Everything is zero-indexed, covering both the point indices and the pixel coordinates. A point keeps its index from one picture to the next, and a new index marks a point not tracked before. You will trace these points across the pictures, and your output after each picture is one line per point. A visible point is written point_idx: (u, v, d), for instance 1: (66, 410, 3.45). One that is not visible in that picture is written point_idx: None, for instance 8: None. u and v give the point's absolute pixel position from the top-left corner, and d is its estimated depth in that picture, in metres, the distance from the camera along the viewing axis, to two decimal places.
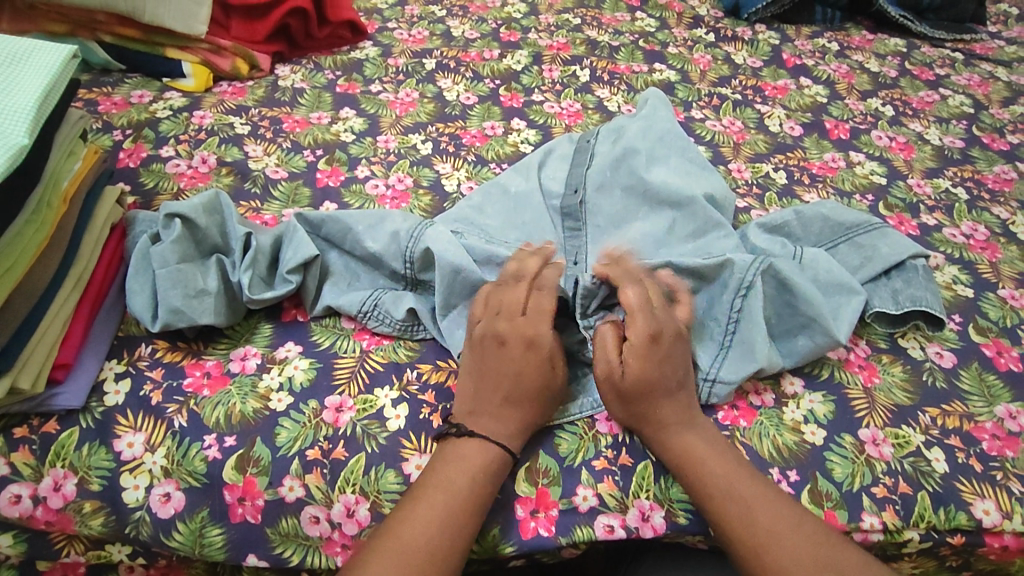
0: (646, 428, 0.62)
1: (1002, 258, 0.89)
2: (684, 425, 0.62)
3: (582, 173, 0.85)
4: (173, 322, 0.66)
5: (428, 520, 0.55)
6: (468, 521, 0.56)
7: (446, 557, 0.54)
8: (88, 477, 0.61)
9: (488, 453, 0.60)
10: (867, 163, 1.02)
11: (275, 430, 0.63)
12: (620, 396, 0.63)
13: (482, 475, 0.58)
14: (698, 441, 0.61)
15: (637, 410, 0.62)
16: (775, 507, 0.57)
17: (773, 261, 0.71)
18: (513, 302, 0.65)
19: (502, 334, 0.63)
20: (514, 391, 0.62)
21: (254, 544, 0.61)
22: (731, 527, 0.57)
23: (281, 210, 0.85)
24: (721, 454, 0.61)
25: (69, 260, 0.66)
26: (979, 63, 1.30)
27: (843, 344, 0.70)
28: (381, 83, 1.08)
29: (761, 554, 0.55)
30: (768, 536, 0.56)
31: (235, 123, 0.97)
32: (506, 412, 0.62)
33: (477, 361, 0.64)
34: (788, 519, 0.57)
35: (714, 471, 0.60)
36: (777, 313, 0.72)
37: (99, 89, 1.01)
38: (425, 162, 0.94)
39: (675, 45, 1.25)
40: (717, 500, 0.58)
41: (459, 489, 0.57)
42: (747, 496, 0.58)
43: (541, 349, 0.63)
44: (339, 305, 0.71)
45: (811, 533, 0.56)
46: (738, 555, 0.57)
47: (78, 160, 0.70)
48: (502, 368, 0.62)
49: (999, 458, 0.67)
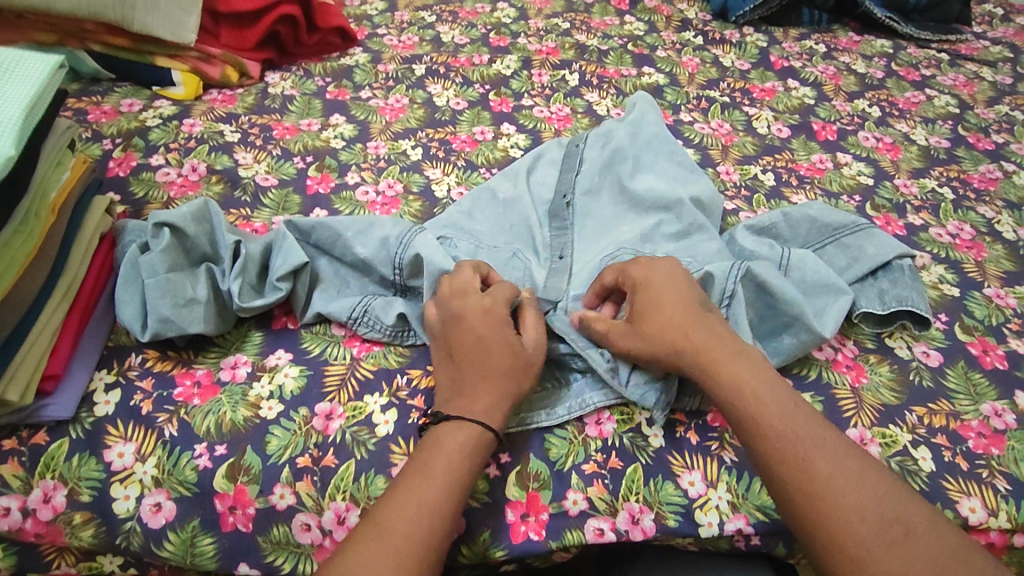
0: (693, 362, 0.62)
1: (987, 257, 0.90)
2: (735, 360, 0.61)
3: (571, 177, 0.86)
4: (163, 331, 0.66)
5: (406, 507, 0.54)
6: (445, 507, 0.55)
7: (425, 544, 0.53)
8: (78, 488, 0.61)
9: (460, 431, 0.59)
10: (854, 164, 1.03)
11: (266, 438, 0.63)
12: (652, 334, 0.64)
13: (459, 459, 0.57)
14: (754, 378, 0.60)
15: (675, 344, 0.63)
16: (837, 455, 0.56)
17: (749, 266, 0.71)
18: (462, 284, 0.67)
19: (460, 316, 0.65)
20: (481, 364, 0.62)
21: (245, 552, 0.61)
22: (786, 468, 0.56)
23: (270, 217, 0.86)
24: (780, 395, 0.59)
25: (58, 270, 0.66)
26: (965, 63, 1.31)
27: (828, 339, 0.70)
28: (371, 89, 1.08)
29: (819, 498, 0.54)
30: (827, 483, 0.54)
31: (225, 131, 0.97)
32: (478, 385, 0.61)
33: (444, 350, 0.65)
34: (851, 467, 0.55)
35: (772, 411, 0.58)
36: (759, 314, 0.73)
37: (88, 98, 1.01)
38: (415, 168, 0.95)
39: (664, 49, 1.26)
40: (776, 440, 0.57)
41: (434, 474, 0.56)
42: (807, 439, 0.56)
43: (499, 319, 0.64)
44: (329, 311, 0.71)
45: (872, 487, 0.54)
46: (792, 499, 0.55)
47: (66, 170, 0.71)
48: (466, 345, 0.63)
49: (984, 456, 0.67)
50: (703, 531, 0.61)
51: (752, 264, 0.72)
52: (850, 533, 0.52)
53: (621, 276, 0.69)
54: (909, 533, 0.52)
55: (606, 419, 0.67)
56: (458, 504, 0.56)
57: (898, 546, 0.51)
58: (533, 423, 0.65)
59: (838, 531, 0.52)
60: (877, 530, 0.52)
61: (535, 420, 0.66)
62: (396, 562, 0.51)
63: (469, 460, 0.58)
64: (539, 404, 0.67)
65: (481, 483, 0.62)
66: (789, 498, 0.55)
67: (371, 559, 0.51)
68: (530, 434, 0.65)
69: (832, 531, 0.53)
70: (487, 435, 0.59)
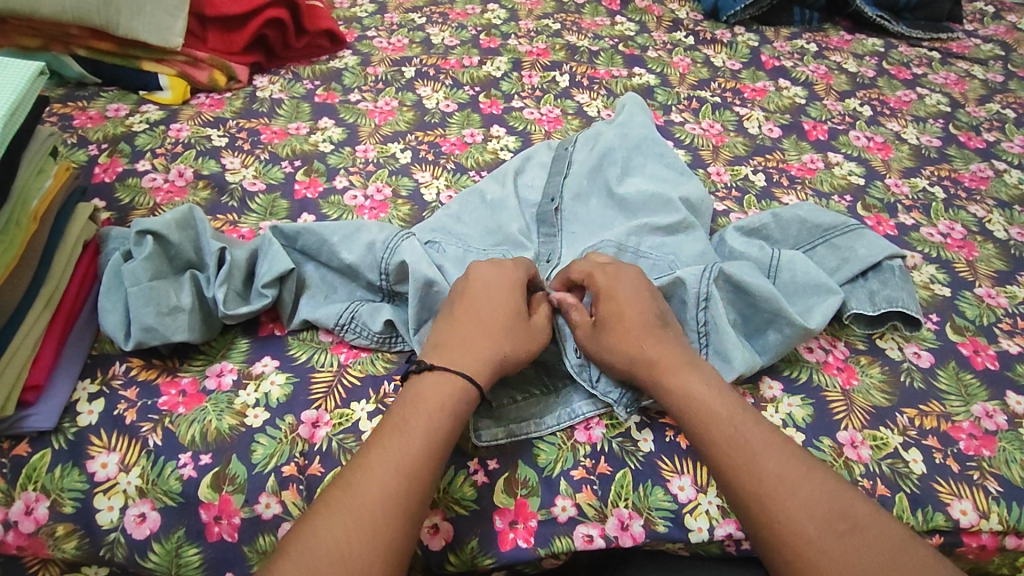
0: (646, 374, 0.63)
1: (978, 256, 0.90)
2: (687, 368, 0.62)
3: (559, 181, 0.85)
4: (146, 340, 0.65)
5: (380, 470, 0.53)
6: (421, 470, 0.54)
7: (400, 507, 0.52)
8: (60, 499, 0.60)
9: (448, 384, 0.60)
10: (845, 164, 1.03)
11: (251, 446, 0.63)
12: (612, 347, 0.64)
13: (437, 419, 0.57)
14: (703, 385, 0.61)
15: (630, 354, 0.64)
16: (785, 456, 0.56)
17: (722, 266, 0.72)
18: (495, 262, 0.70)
19: (480, 283, 0.67)
20: (485, 316, 0.65)
21: (230, 563, 0.60)
22: (735, 473, 0.56)
23: (258, 223, 0.85)
24: (729, 402, 0.60)
25: (40, 279, 0.66)
26: (956, 61, 1.31)
27: (814, 332, 0.70)
28: (360, 92, 1.08)
29: (768, 501, 0.54)
30: (776, 485, 0.54)
31: (213, 135, 0.97)
32: (475, 333, 0.63)
33: (453, 310, 0.66)
34: (799, 467, 0.56)
35: (720, 417, 0.59)
36: (741, 313, 0.72)
37: (74, 103, 1.00)
38: (404, 171, 0.94)
39: (654, 49, 1.25)
40: (725, 446, 0.57)
41: (413, 436, 0.55)
42: (755, 443, 0.57)
43: (515, 284, 0.68)
44: (316, 318, 0.70)
45: (820, 485, 0.55)
46: (743, 503, 0.55)
47: (48, 177, 0.70)
48: (474, 296, 0.66)
49: (976, 458, 0.67)
50: (693, 536, 0.61)
51: (724, 265, 0.72)
52: (800, 534, 0.52)
53: (588, 281, 0.69)
54: (856, 529, 0.52)
55: (595, 424, 0.67)
56: (435, 467, 0.55)
57: (845, 543, 0.52)
58: (521, 434, 0.65)
59: (788, 533, 0.52)
60: (825, 529, 0.52)
61: (524, 430, 0.65)
62: (368, 526, 0.50)
63: (448, 419, 0.58)
64: (527, 413, 0.66)
65: (468, 490, 0.62)
66: (741, 504, 0.55)
67: (343, 525, 0.50)
68: (518, 441, 0.65)
69: (782, 533, 0.53)
70: (471, 390, 0.60)
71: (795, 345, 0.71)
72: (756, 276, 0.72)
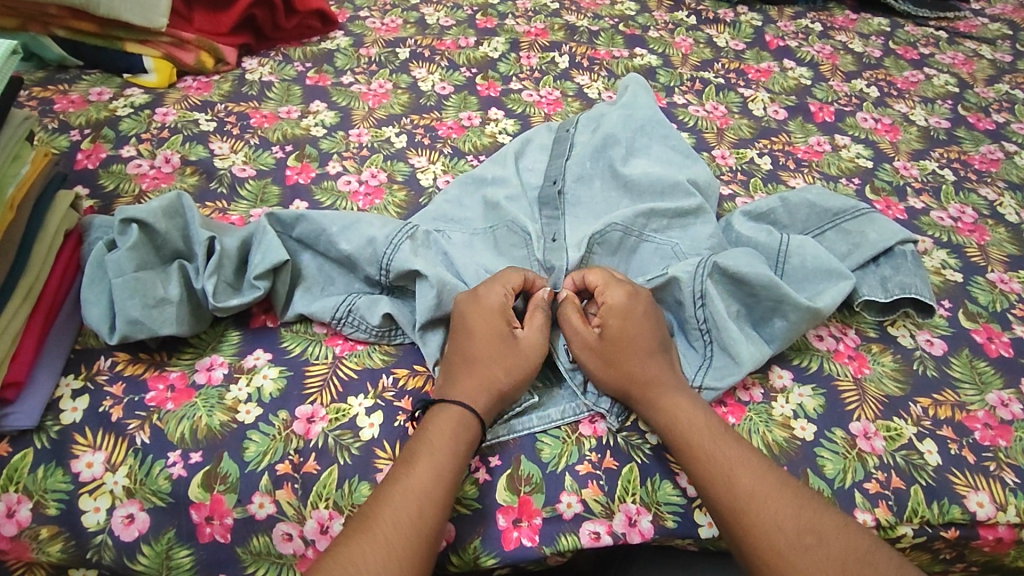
0: (639, 393, 0.62)
1: (990, 240, 0.87)
2: (676, 389, 0.62)
3: (562, 163, 0.82)
4: (133, 333, 0.62)
5: (393, 498, 0.53)
6: (436, 490, 0.54)
7: (416, 528, 0.52)
8: (43, 501, 0.57)
9: (440, 414, 0.59)
10: (853, 146, 1.00)
11: (243, 444, 0.60)
12: (612, 363, 0.63)
13: (445, 440, 0.57)
14: (688, 404, 0.61)
15: (623, 370, 0.62)
16: (759, 472, 0.56)
17: (717, 259, 0.69)
18: (486, 297, 0.65)
19: (475, 324, 0.64)
20: (465, 347, 0.63)
21: (224, 563, 0.58)
22: (714, 488, 0.56)
23: (248, 210, 0.82)
24: (710, 420, 0.60)
25: (18, 271, 0.63)
26: (963, 41, 1.28)
27: (822, 315, 0.68)
28: (352, 74, 1.04)
29: (744, 516, 0.54)
30: (750, 499, 0.55)
31: (200, 119, 0.93)
32: (460, 368, 0.63)
33: (457, 353, 0.64)
34: (771, 483, 0.55)
35: (700, 434, 0.59)
36: (743, 305, 0.70)
37: (54, 87, 0.96)
38: (399, 156, 0.91)
39: (656, 29, 1.22)
40: (705, 462, 0.57)
41: (422, 478, 0.54)
42: (731, 460, 0.57)
43: (507, 319, 0.64)
44: (311, 312, 0.68)
45: (791, 503, 0.54)
46: (721, 518, 0.55)
47: (25, 164, 0.67)
48: (454, 328, 0.65)
49: (992, 448, 0.65)
50: (703, 531, 0.59)
51: (720, 258, 0.69)
52: (773, 548, 0.52)
53: (598, 293, 0.66)
54: (824, 542, 0.52)
55: (599, 417, 0.64)
56: (449, 487, 0.55)
57: (813, 556, 0.52)
58: (523, 430, 0.63)
59: (761, 545, 0.53)
60: (793, 541, 0.52)
61: (526, 426, 0.63)
62: (385, 550, 0.50)
63: (455, 441, 0.57)
64: (528, 408, 0.64)
65: (470, 488, 0.60)
66: (719, 518, 0.56)
67: (360, 550, 0.50)
68: (520, 436, 0.63)
69: (755, 546, 0.53)
70: (468, 416, 0.59)
71: (803, 330, 0.69)
72: (754, 264, 0.69)
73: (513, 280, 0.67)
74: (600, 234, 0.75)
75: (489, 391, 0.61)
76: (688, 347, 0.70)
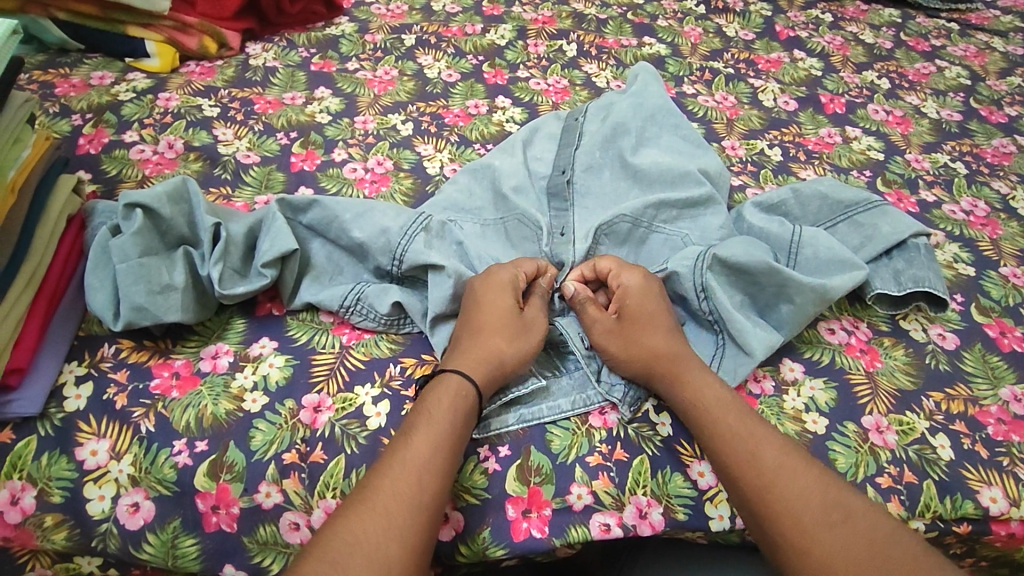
0: (664, 370, 0.62)
1: (1003, 234, 0.86)
2: (699, 366, 0.62)
3: (571, 152, 0.81)
4: (137, 320, 0.62)
5: (392, 467, 0.53)
6: (435, 461, 0.54)
7: (416, 499, 0.51)
8: (48, 488, 0.57)
9: (439, 385, 0.59)
10: (864, 138, 0.99)
11: (250, 433, 0.59)
12: (629, 346, 0.63)
13: (443, 412, 0.57)
14: (711, 383, 0.61)
15: (644, 349, 0.63)
16: (785, 448, 0.56)
17: (723, 249, 0.68)
18: (494, 276, 0.66)
19: (480, 301, 0.65)
20: (473, 321, 0.64)
21: (230, 553, 0.58)
22: (739, 463, 0.56)
23: (253, 196, 0.81)
24: (735, 398, 0.60)
25: (21, 255, 0.62)
26: (975, 33, 1.26)
27: (830, 302, 0.67)
28: (358, 60, 1.03)
29: (768, 490, 0.54)
30: (776, 474, 0.55)
31: (204, 105, 0.92)
32: (463, 341, 0.63)
33: (461, 327, 0.64)
34: (798, 459, 0.56)
35: (725, 411, 0.59)
36: (747, 292, 0.70)
37: (56, 70, 0.94)
38: (406, 143, 0.90)
39: (665, 18, 1.20)
40: (730, 438, 0.57)
41: (418, 448, 0.54)
42: (757, 436, 0.57)
43: (512, 299, 0.65)
44: (319, 300, 0.67)
45: (818, 478, 0.54)
46: (742, 493, 0.55)
47: (26, 147, 0.66)
48: (465, 306, 0.66)
49: (1005, 443, 0.65)
50: (714, 524, 0.59)
51: (721, 248, 0.68)
52: (798, 523, 0.52)
53: (612, 278, 0.67)
54: (850, 519, 0.52)
55: (611, 408, 0.64)
56: (447, 456, 0.55)
57: (839, 532, 0.52)
58: (533, 420, 0.62)
59: (785, 518, 0.53)
60: (818, 515, 0.52)
61: (537, 416, 0.63)
62: (385, 521, 0.50)
63: (452, 410, 0.57)
64: (538, 398, 0.64)
65: (479, 478, 0.59)
66: (741, 494, 0.55)
67: (359, 523, 0.49)
68: (530, 427, 0.62)
69: (780, 520, 0.53)
70: (466, 385, 0.59)
71: (811, 313, 0.68)
72: (757, 252, 0.68)
73: (525, 265, 0.69)
74: (608, 225, 0.74)
75: (487, 365, 0.61)
76: (701, 337, 0.69)
